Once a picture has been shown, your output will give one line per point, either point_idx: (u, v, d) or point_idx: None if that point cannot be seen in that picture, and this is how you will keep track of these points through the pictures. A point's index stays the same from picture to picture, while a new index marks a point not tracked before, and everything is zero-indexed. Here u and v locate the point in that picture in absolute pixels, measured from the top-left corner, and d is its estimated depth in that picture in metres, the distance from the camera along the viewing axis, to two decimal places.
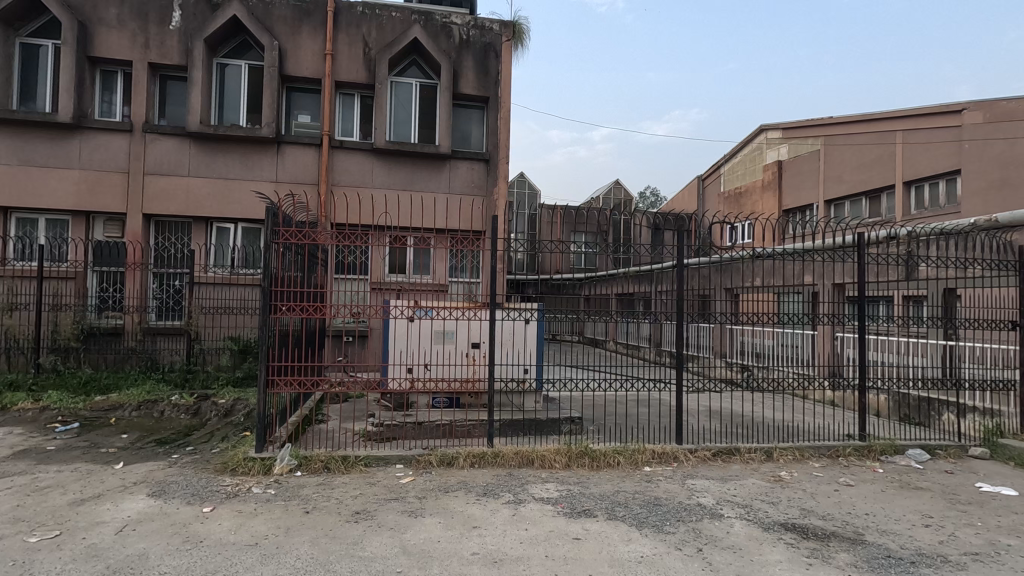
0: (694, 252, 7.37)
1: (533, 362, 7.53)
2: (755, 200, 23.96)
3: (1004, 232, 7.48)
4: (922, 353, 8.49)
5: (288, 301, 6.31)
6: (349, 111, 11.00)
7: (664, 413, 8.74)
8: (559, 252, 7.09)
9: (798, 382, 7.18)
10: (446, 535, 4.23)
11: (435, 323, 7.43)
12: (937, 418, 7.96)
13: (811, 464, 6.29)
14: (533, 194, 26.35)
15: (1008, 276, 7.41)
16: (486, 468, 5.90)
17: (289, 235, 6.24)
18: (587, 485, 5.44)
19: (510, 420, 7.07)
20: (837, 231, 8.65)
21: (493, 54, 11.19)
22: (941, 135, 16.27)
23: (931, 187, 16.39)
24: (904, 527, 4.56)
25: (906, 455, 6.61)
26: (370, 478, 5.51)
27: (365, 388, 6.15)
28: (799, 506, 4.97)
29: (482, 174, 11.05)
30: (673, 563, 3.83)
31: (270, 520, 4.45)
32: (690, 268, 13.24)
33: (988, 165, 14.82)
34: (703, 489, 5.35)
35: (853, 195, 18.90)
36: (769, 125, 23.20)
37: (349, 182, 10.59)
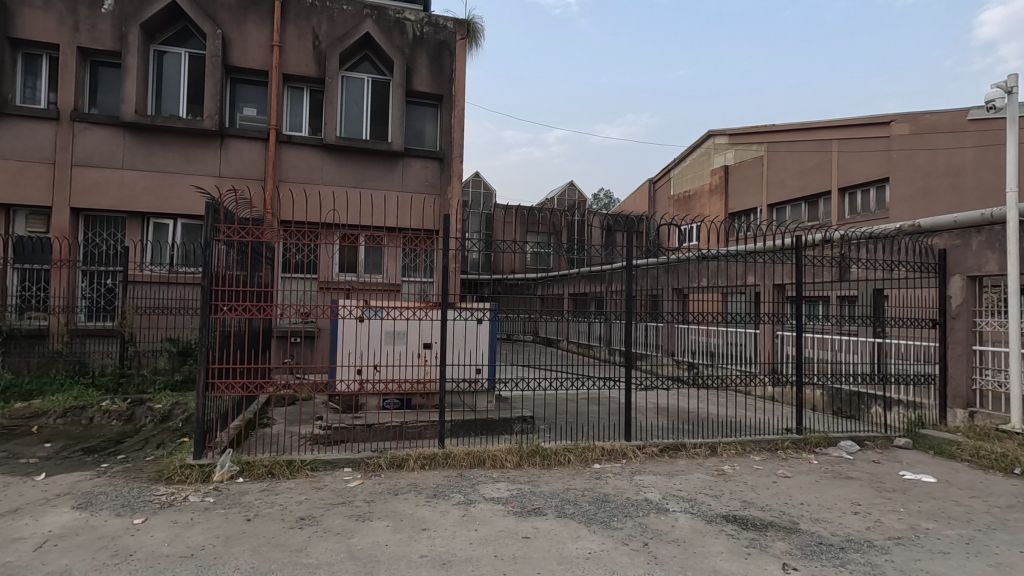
0: (644, 252, 7.48)
1: (485, 363, 7.47)
2: (704, 203, 24.74)
3: (926, 237, 8.01)
4: (854, 350, 9.02)
5: (231, 301, 6.03)
6: (298, 106, 10.67)
7: (614, 411, 8.92)
8: (513, 253, 7.08)
9: (742, 380, 7.44)
10: (395, 538, 4.17)
11: (385, 324, 7.26)
12: (867, 411, 8.46)
13: (752, 457, 6.56)
14: (488, 195, 26.27)
15: (928, 279, 7.97)
16: (437, 469, 5.84)
17: (232, 232, 5.97)
18: (538, 483, 5.47)
19: (461, 421, 6.99)
20: (779, 234, 8.98)
21: (447, 53, 11.12)
22: (873, 144, 17.27)
23: (864, 194, 17.52)
24: (835, 515, 4.82)
25: (839, 447, 6.96)
26: (317, 483, 5.36)
27: (312, 391, 5.98)
28: (740, 499, 5.17)
29: (436, 172, 10.95)
30: (620, 558, 3.90)
31: (209, 529, 4.26)
32: (641, 269, 13.54)
33: (914, 174, 15.91)
34: (650, 484, 5.48)
35: (794, 200, 19.80)
36: (717, 130, 23.95)
37: (298, 178, 10.28)
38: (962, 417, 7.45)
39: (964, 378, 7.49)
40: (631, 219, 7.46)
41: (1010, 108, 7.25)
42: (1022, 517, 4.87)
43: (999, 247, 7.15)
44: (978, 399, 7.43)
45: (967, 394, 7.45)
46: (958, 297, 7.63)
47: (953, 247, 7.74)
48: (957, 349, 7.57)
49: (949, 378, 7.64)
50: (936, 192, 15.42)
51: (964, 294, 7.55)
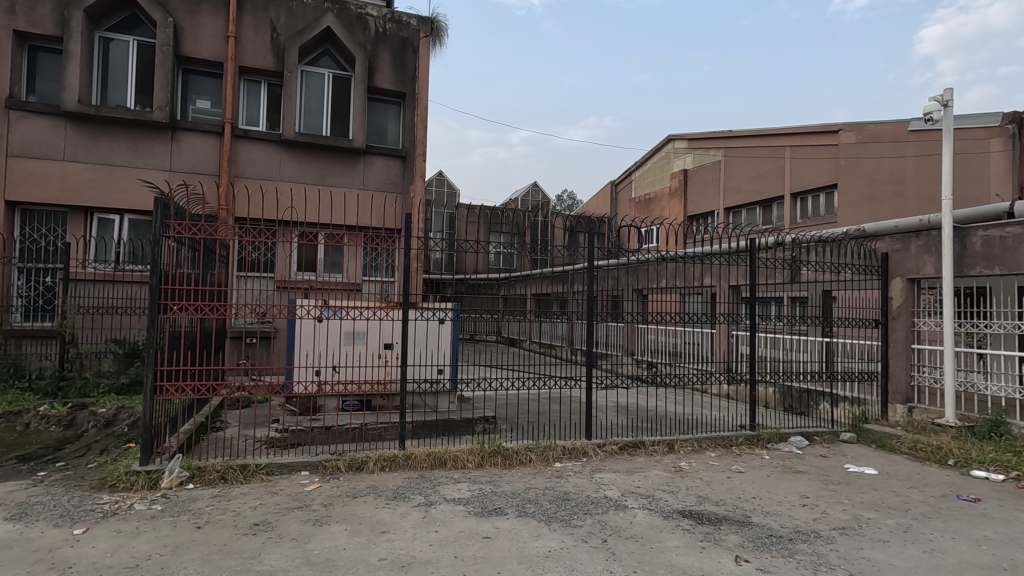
0: (605, 253, 7.56)
1: (447, 363, 7.43)
2: (664, 206, 25.29)
3: (870, 241, 8.41)
4: (804, 348, 9.39)
5: (181, 300, 5.80)
6: (254, 99, 10.35)
7: (575, 410, 9.04)
8: (476, 253, 7.05)
9: (698, 378, 7.63)
10: (354, 542, 4.10)
11: (344, 324, 7.14)
12: (815, 407, 8.83)
13: (707, 454, 6.75)
14: (452, 194, 26.16)
15: (871, 281, 8.36)
16: (398, 471, 5.77)
17: (182, 229, 5.73)
18: (499, 483, 5.47)
19: (423, 422, 6.93)
20: (734, 237, 9.25)
21: (410, 50, 11.00)
22: (822, 152, 17.99)
23: (814, 200, 18.26)
24: (785, 508, 5.00)
25: (789, 442, 7.25)
26: (272, 487, 5.22)
27: (268, 392, 5.81)
28: (696, 494, 5.30)
29: (398, 170, 10.83)
30: (579, 555, 3.94)
31: (155, 538, 4.09)
32: (603, 269, 13.74)
33: (860, 181, 16.69)
34: (610, 482, 5.57)
35: (749, 204, 20.46)
36: (677, 134, 24.49)
37: (255, 174, 9.99)
38: (901, 412, 7.86)
39: (903, 375, 7.90)
40: (592, 221, 7.54)
41: (946, 120, 7.67)
42: (955, 505, 5.18)
43: (936, 251, 7.57)
44: (916, 394, 7.85)
45: (906, 389, 7.86)
46: (899, 298, 8.05)
47: (894, 251, 8.15)
48: (897, 348, 8.01)
49: (890, 375, 8.06)
50: (880, 198, 16.21)
51: (904, 295, 7.95)
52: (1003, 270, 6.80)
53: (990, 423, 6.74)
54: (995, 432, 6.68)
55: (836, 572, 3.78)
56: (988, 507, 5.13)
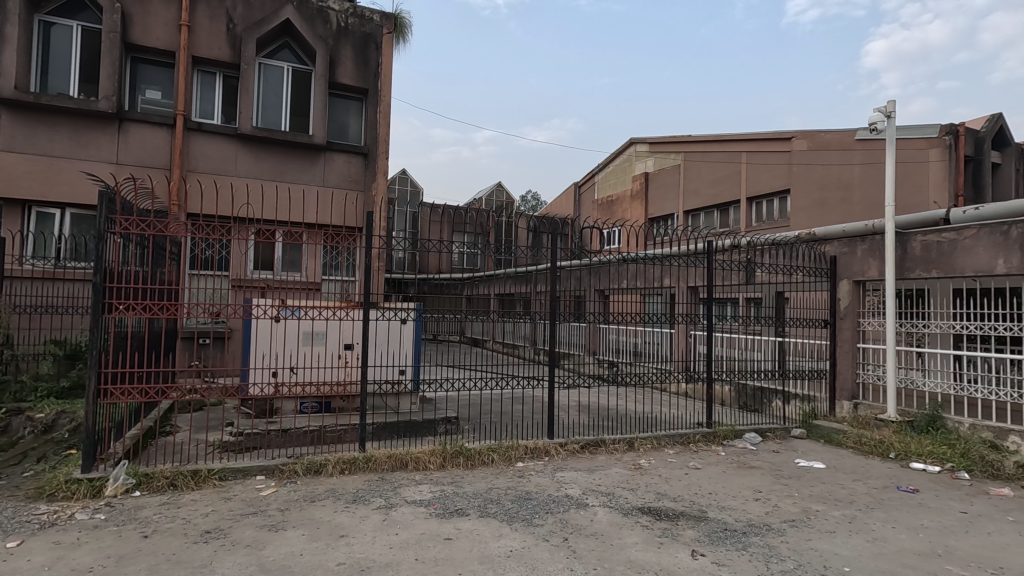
0: (568, 253, 7.62)
1: (409, 363, 7.35)
2: (626, 208, 25.72)
3: (820, 244, 8.76)
4: (759, 348, 9.70)
5: (128, 299, 5.54)
6: (209, 92, 9.98)
7: (538, 410, 9.10)
8: (440, 253, 7.00)
9: (658, 377, 7.77)
10: (311, 547, 4.01)
11: (303, 324, 6.98)
12: (768, 405, 9.16)
13: (666, 451, 6.90)
14: (415, 194, 25.94)
15: (821, 283, 8.72)
16: (357, 474, 5.67)
17: (129, 225, 5.47)
18: (461, 484, 5.45)
19: (384, 423, 6.83)
20: (693, 239, 9.48)
21: (373, 46, 10.84)
22: (776, 158, 18.65)
23: (768, 204, 18.93)
24: (739, 502, 5.16)
25: (744, 439, 7.49)
26: (225, 493, 5.05)
27: (222, 395, 5.61)
28: (654, 491, 5.41)
29: (360, 168, 10.64)
30: (540, 554, 3.96)
31: (98, 549, 3.89)
32: (566, 270, 13.86)
33: (811, 187, 17.38)
34: (571, 480, 5.63)
35: (707, 207, 21.03)
36: (638, 138, 24.93)
37: (209, 169, 9.64)
38: (847, 408, 8.23)
39: (849, 372, 8.27)
40: (555, 222, 7.58)
41: (889, 130, 8.08)
42: (895, 496, 5.46)
43: (880, 255, 7.96)
44: (861, 391, 8.23)
45: (852, 386, 8.23)
46: (846, 299, 8.43)
47: (842, 255, 8.52)
48: (844, 347, 8.38)
49: (838, 373, 8.43)
50: (829, 204, 16.93)
51: (851, 297, 8.33)
52: (940, 273, 7.19)
53: (928, 418, 7.11)
54: (932, 426, 7.04)
55: (786, 563, 3.93)
56: (925, 498, 5.43)
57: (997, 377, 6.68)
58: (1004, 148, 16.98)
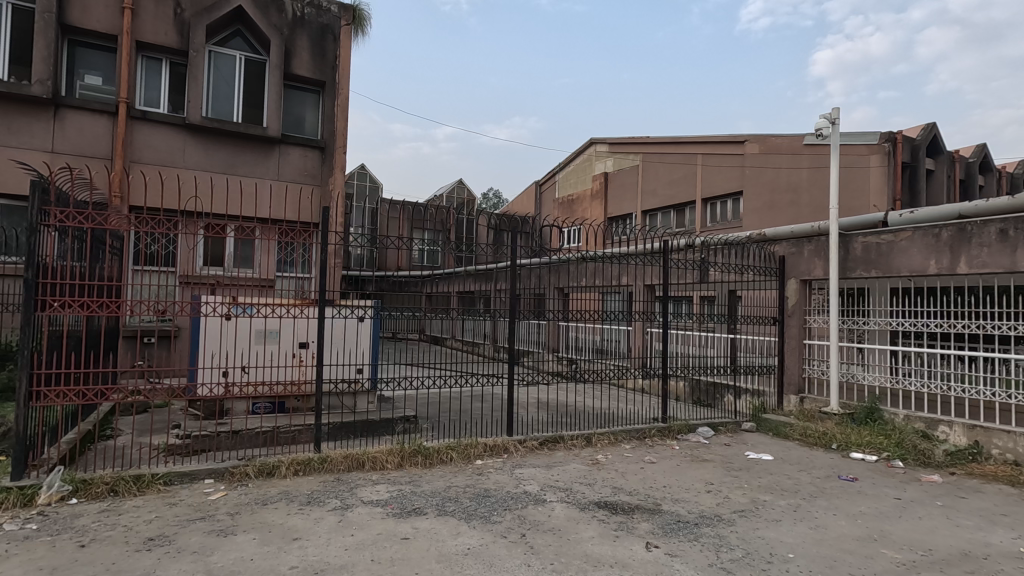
0: (529, 251, 7.63)
1: (367, 362, 7.24)
2: (586, 207, 26.03)
3: (769, 245, 9.09)
4: (712, 344, 9.99)
5: (64, 296, 5.21)
6: (154, 79, 9.51)
7: (497, 408, 9.12)
8: (400, 249, 6.88)
9: (616, 373, 7.90)
10: (261, 551, 3.88)
11: (255, 322, 6.75)
12: (721, 399, 9.47)
13: (623, 446, 7.04)
14: (374, 189, 25.56)
15: (771, 282, 9.07)
16: (312, 475, 5.55)
17: (65, 217, 5.15)
18: (419, 483, 5.40)
19: (340, 423, 6.68)
20: (650, 238, 9.67)
21: (331, 37, 10.60)
22: (730, 161, 19.23)
23: (722, 205, 19.51)
24: (692, 495, 5.32)
25: (697, 433, 7.71)
26: (171, 498, 4.85)
27: (167, 396, 5.37)
28: (611, 485, 5.51)
29: (317, 162, 10.39)
30: (497, 551, 3.97)
31: (28, 562, 3.66)
32: (527, 268, 13.91)
33: (762, 189, 18.00)
34: (529, 477, 5.66)
35: (664, 208, 21.52)
36: (598, 138, 25.26)
37: (154, 160, 9.20)
38: (794, 402, 8.59)
39: (796, 367, 8.64)
40: (515, 220, 7.57)
41: (834, 136, 8.44)
42: (836, 484, 5.74)
43: (824, 255, 8.33)
44: (807, 385, 8.61)
45: (798, 380, 8.61)
46: (793, 298, 8.79)
47: (790, 255, 8.87)
48: (791, 343, 8.75)
49: (785, 368, 8.80)
50: (779, 206, 17.56)
51: (798, 295, 8.71)
52: (879, 272, 7.58)
53: (867, 410, 7.50)
54: (871, 418, 7.44)
55: (735, 552, 4.07)
56: (863, 485, 5.73)
57: (929, 370, 7.12)
58: (937, 155, 17.99)
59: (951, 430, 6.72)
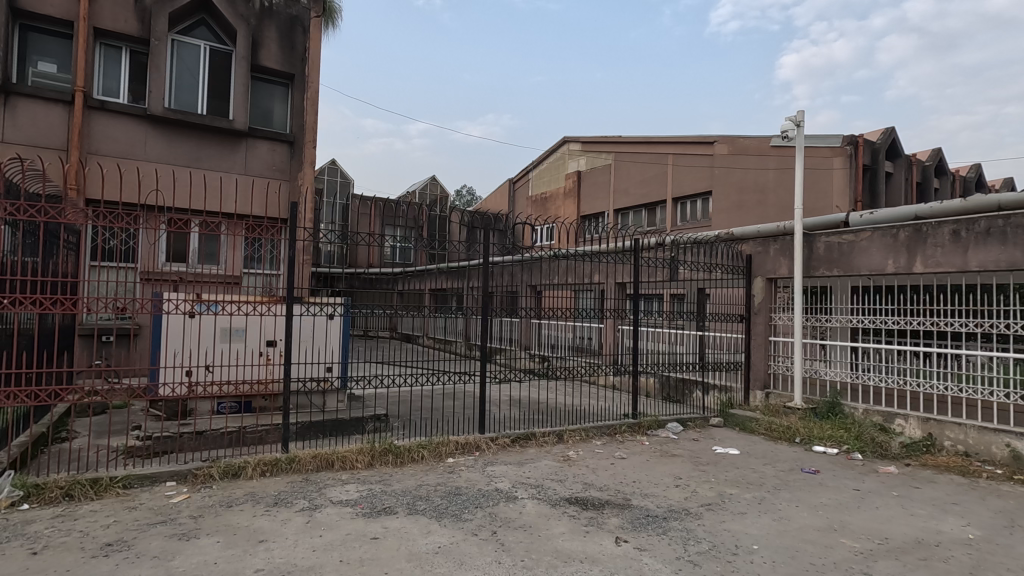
0: (501, 249, 7.61)
1: (337, 360, 7.14)
2: (559, 205, 26.16)
3: (737, 243, 9.29)
4: (682, 341, 10.16)
5: (15, 292, 4.98)
6: (113, 67, 9.16)
7: (469, 406, 9.10)
8: (371, 246, 6.79)
9: (587, 370, 7.96)
10: (226, 555, 3.79)
11: (221, 319, 6.58)
12: (689, 395, 9.64)
13: (594, 442, 7.11)
14: (346, 184, 25.17)
15: (738, 280, 9.28)
16: (280, 475, 5.45)
17: (16, 210, 4.91)
18: (389, 482, 5.34)
19: (308, 422, 6.56)
20: (622, 237, 9.76)
21: (300, 29, 10.39)
22: (699, 161, 19.57)
23: (692, 205, 19.85)
24: (661, 489, 5.40)
25: (666, 428, 7.84)
26: (130, 502, 4.69)
27: (127, 397, 5.18)
28: (582, 481, 5.56)
29: (285, 156, 10.18)
30: (468, 549, 3.96)
31: None
32: (500, 266, 13.90)
33: (730, 190, 18.37)
34: (501, 474, 5.67)
35: (636, 207, 21.79)
36: (571, 137, 25.40)
37: (113, 152, 8.86)
38: (760, 397, 8.81)
39: (762, 363, 8.86)
40: (488, 217, 7.54)
41: (799, 138, 8.67)
42: (799, 477, 5.92)
43: (789, 254, 8.56)
44: (772, 381, 8.83)
45: (764, 376, 8.84)
46: (760, 296, 9.01)
47: (756, 253, 9.09)
48: (757, 340, 8.97)
49: (752, 364, 9.02)
50: (747, 206, 17.95)
51: (764, 293, 8.93)
52: (840, 271, 7.82)
53: (828, 404, 7.74)
54: (832, 412, 7.69)
55: (702, 544, 4.15)
56: (824, 477, 5.91)
57: (887, 365, 7.38)
58: (896, 158, 18.66)
59: (907, 423, 6.99)
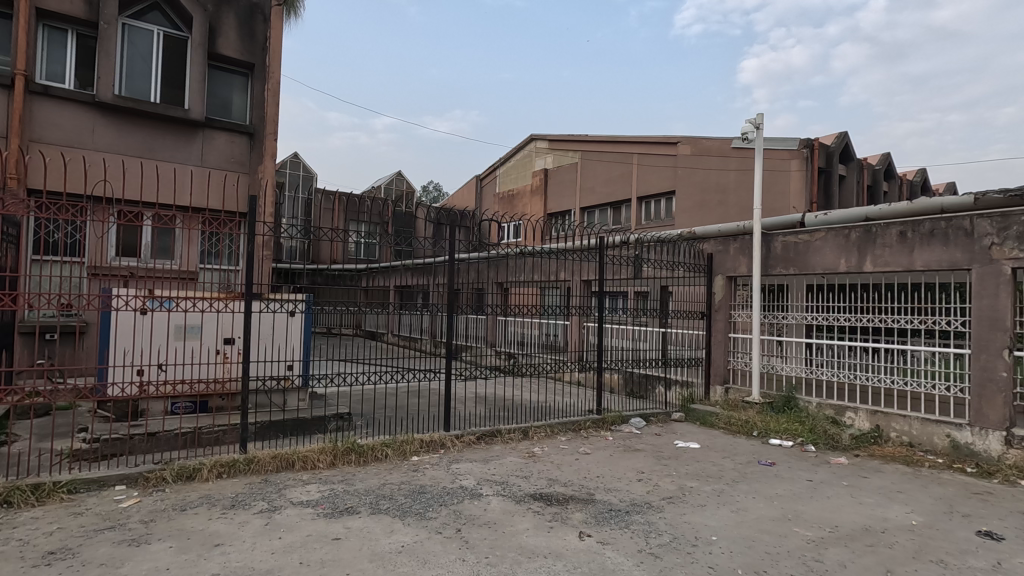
0: (469, 245, 7.53)
1: (298, 357, 6.98)
2: (526, 203, 26.23)
3: (699, 242, 9.50)
4: (645, 337, 10.34)
5: None
6: (58, 51, 8.68)
7: (434, 403, 9.03)
8: (334, 241, 6.64)
9: (553, 366, 8.00)
10: (178, 560, 3.65)
11: (174, 316, 6.33)
12: (653, 390, 9.83)
13: (559, 438, 7.17)
14: (309, 178, 24.62)
15: (699, 278, 9.50)
16: (237, 477, 5.29)
17: None
18: (352, 482, 5.26)
19: (268, 422, 6.39)
20: (588, 234, 9.85)
21: (261, 18, 10.09)
22: (664, 161, 19.92)
23: (656, 204, 20.20)
24: (624, 484, 5.49)
25: (630, 423, 7.97)
26: (75, 508, 4.47)
27: (73, 398, 4.93)
28: (546, 477, 5.60)
29: (244, 149, 9.87)
30: (432, 547, 3.93)
31: None
32: (466, 262, 13.85)
33: (693, 189, 18.76)
34: (466, 471, 5.65)
35: (602, 205, 22.04)
36: (539, 134, 25.50)
37: (57, 140, 8.40)
38: (720, 392, 9.05)
39: (722, 359, 9.11)
40: (454, 213, 7.47)
41: (758, 140, 8.92)
42: (756, 469, 6.10)
43: (748, 253, 8.81)
44: (731, 376, 9.09)
45: (723, 372, 9.09)
46: (720, 293, 9.24)
47: (717, 252, 9.32)
48: (717, 336, 9.21)
49: (712, 360, 9.26)
50: (708, 206, 18.37)
51: (724, 291, 9.17)
52: (796, 270, 8.09)
53: (784, 398, 8.00)
54: (788, 406, 7.95)
55: (663, 537, 4.24)
56: (780, 469, 6.12)
57: (839, 361, 7.68)
58: (849, 161, 19.40)
59: (857, 416, 7.29)
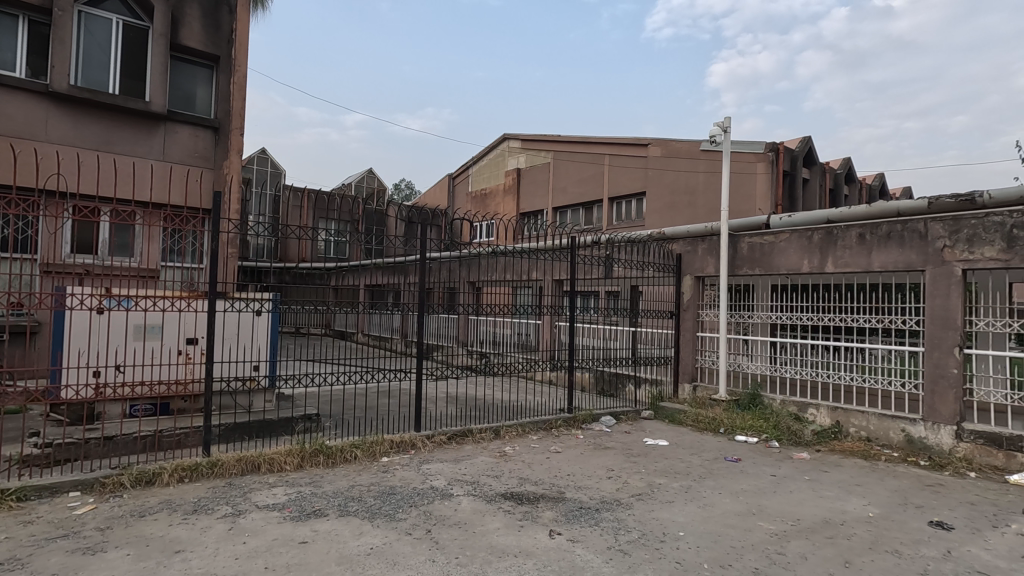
0: (440, 244, 7.44)
1: (264, 358, 6.84)
2: (499, 202, 26.21)
3: (668, 243, 9.66)
4: (616, 336, 10.46)
5: None
6: (8, 37, 8.28)
7: (405, 403, 8.95)
8: (302, 239, 6.51)
9: (524, 366, 8.00)
10: (136, 568, 3.53)
11: (134, 315, 6.12)
12: (623, 389, 9.95)
13: (530, 437, 7.19)
14: (277, 174, 24.09)
15: (668, 278, 9.65)
16: (200, 481, 5.13)
17: None
18: (320, 484, 5.17)
19: (233, 424, 6.22)
20: (560, 234, 9.90)
21: (226, 9, 9.84)
22: (635, 162, 20.17)
23: (627, 205, 20.44)
24: (593, 481, 5.54)
25: (600, 422, 8.05)
26: (25, 516, 4.27)
27: (24, 401, 4.69)
28: (517, 476, 5.60)
29: (209, 143, 9.60)
30: (401, 549, 3.90)
31: None
32: (437, 261, 13.75)
33: (664, 191, 19.05)
34: (436, 472, 5.61)
35: (574, 205, 22.20)
36: (511, 134, 25.51)
37: (6, 131, 8.00)
38: (688, 390, 9.21)
39: (690, 358, 9.28)
40: (425, 212, 7.38)
41: (726, 143, 9.11)
42: (722, 465, 6.23)
43: (716, 253, 8.99)
44: (699, 374, 9.27)
45: (691, 370, 9.27)
46: (688, 293, 9.42)
47: (686, 253, 9.48)
48: (685, 335, 9.40)
49: (680, 359, 9.44)
50: (678, 207, 18.67)
51: (692, 291, 9.35)
52: (761, 270, 8.29)
53: (750, 396, 8.19)
54: (753, 403, 8.14)
55: (632, 533, 4.29)
56: (745, 465, 6.27)
57: (801, 359, 7.90)
58: (812, 165, 19.98)
59: (818, 412, 7.50)
